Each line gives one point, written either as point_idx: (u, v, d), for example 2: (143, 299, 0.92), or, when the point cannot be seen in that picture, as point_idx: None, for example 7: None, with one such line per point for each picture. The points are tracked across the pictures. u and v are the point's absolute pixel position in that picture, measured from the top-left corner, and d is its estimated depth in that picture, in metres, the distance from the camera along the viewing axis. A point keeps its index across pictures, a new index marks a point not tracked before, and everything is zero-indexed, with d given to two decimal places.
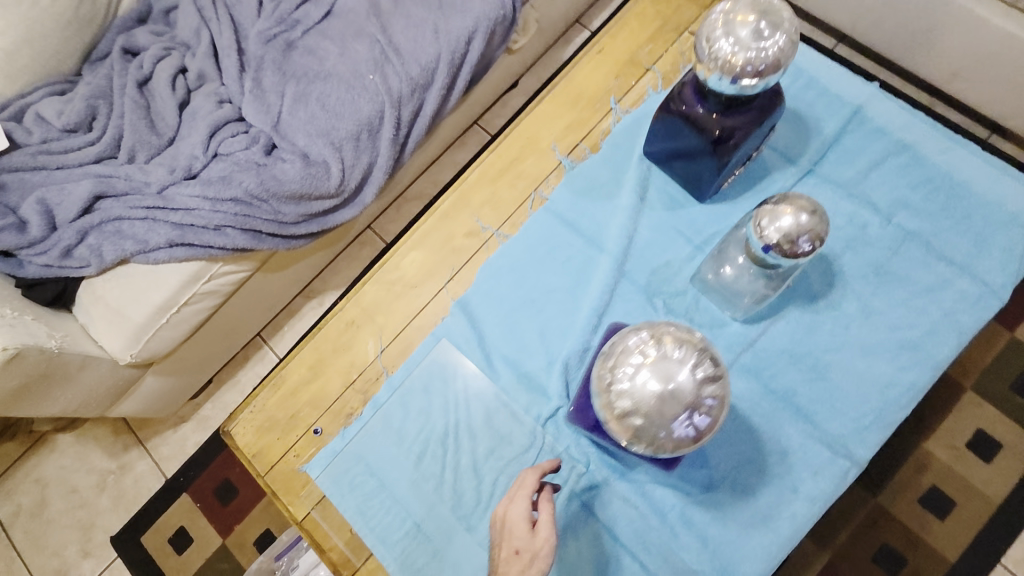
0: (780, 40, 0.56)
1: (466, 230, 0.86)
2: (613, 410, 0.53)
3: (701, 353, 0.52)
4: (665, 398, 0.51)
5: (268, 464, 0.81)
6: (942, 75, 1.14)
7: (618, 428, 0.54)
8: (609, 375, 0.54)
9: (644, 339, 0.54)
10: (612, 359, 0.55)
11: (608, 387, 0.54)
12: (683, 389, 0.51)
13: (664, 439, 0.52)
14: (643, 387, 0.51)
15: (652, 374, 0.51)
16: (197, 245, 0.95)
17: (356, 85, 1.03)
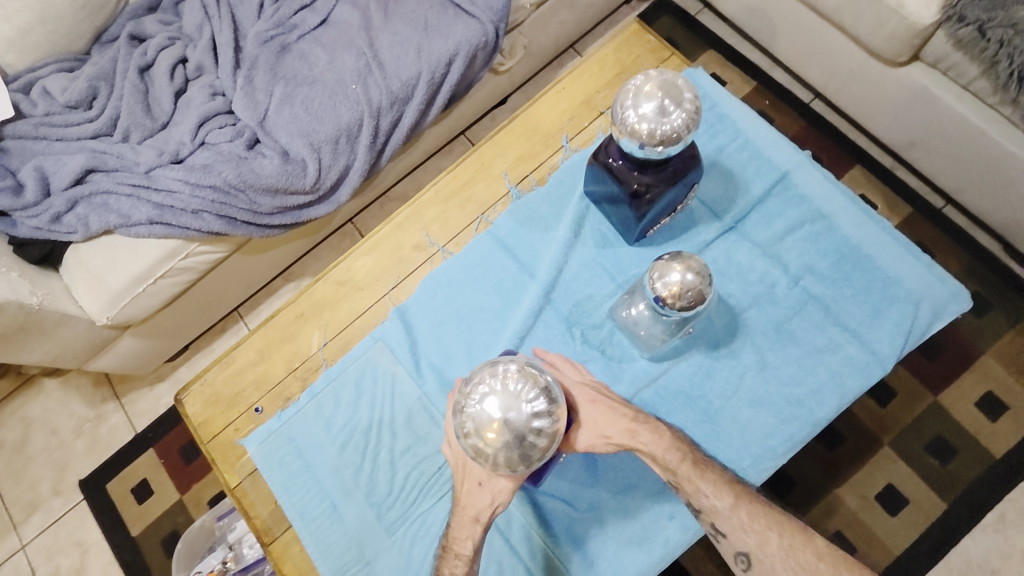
0: (681, 118, 0.62)
1: (414, 243, 0.93)
2: (462, 428, 0.61)
3: (540, 392, 0.60)
4: (501, 425, 0.59)
5: (212, 433, 0.89)
6: (901, 143, 1.19)
7: (465, 444, 0.62)
8: (463, 398, 0.62)
9: (497, 371, 0.62)
10: (467, 385, 0.62)
11: (460, 408, 0.62)
12: (515, 419, 0.59)
13: (499, 459, 0.60)
14: (483, 413, 0.60)
15: (493, 403, 0.60)
16: (174, 225, 1.04)
17: (339, 92, 1.10)
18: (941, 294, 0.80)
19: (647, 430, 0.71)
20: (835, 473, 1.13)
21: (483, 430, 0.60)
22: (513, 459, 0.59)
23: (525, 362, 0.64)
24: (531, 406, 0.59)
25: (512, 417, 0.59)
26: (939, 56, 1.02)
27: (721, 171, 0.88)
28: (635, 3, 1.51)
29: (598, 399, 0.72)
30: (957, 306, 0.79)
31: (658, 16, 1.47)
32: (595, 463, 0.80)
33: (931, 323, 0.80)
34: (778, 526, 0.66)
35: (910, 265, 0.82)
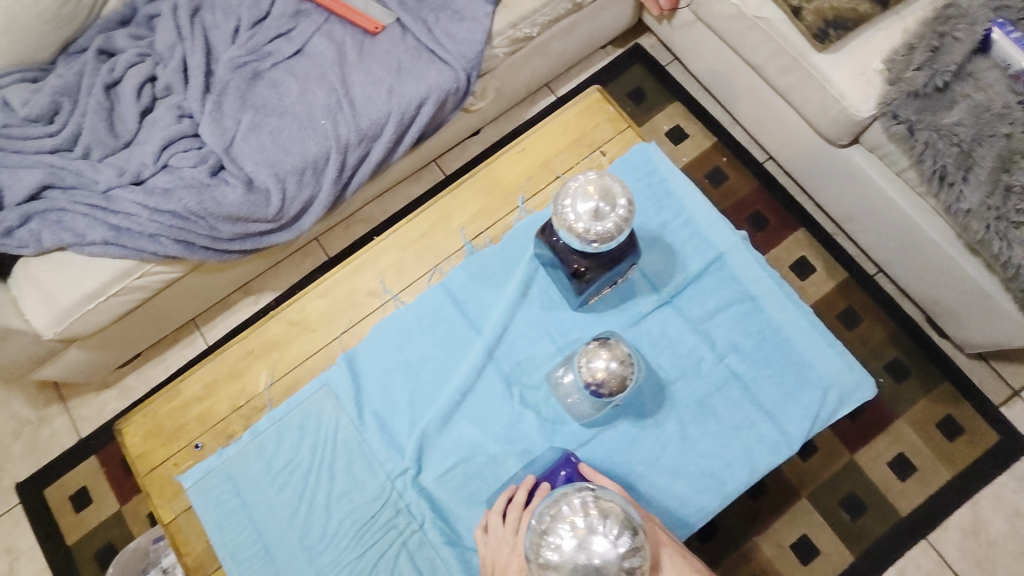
0: (614, 220, 0.68)
1: (368, 289, 0.96)
2: (539, 559, 0.65)
3: (623, 540, 0.63)
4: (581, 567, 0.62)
5: (149, 466, 0.92)
6: (840, 216, 1.28)
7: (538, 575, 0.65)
8: (541, 530, 0.66)
9: (569, 508, 0.66)
10: (550, 516, 0.66)
11: (540, 537, 0.65)
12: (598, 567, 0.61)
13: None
14: (566, 554, 0.63)
15: (575, 544, 0.63)
16: (130, 248, 1.04)
17: (308, 126, 1.11)
18: (848, 382, 0.88)
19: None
20: (755, 522, 1.21)
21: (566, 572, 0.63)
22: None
23: (603, 498, 0.67)
24: (615, 554, 0.62)
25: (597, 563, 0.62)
26: (875, 143, 1.08)
27: (662, 247, 0.94)
28: (611, 48, 1.54)
29: (677, 552, 0.72)
30: (861, 395, 0.87)
31: (630, 64, 1.52)
32: None
33: (836, 409, 0.87)
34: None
35: (824, 352, 0.89)
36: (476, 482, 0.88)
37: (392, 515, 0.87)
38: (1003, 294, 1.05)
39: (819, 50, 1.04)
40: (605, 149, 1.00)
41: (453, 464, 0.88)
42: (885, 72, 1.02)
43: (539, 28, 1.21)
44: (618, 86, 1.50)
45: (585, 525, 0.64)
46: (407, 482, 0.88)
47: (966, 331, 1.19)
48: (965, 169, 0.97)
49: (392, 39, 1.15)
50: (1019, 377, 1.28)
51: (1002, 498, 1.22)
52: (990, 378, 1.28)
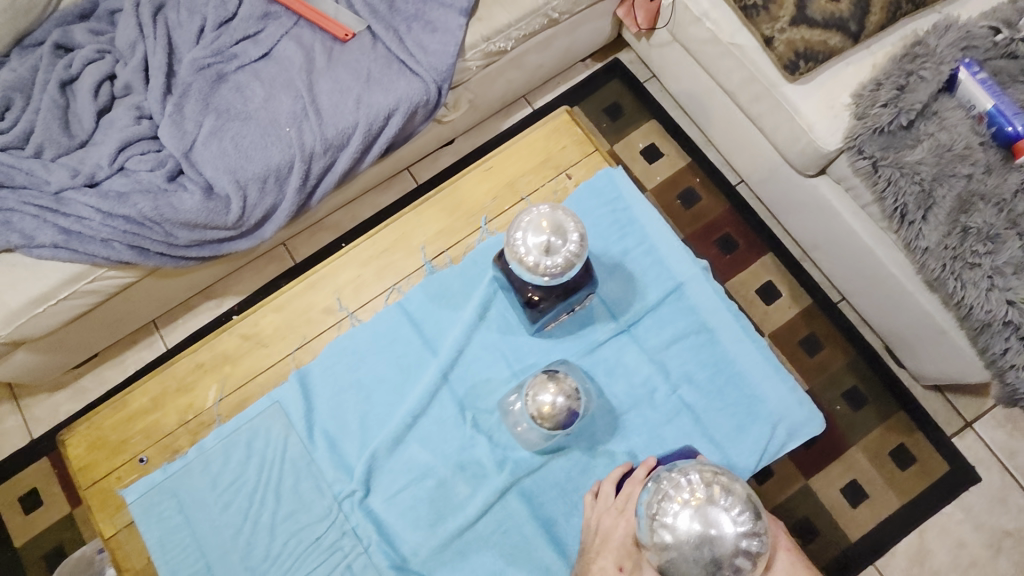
0: (565, 255, 0.67)
1: (324, 306, 0.94)
2: (654, 520, 0.67)
3: (742, 519, 0.65)
4: (694, 535, 0.64)
5: (91, 479, 0.89)
6: (807, 243, 1.29)
7: (648, 535, 0.67)
8: (655, 505, 0.68)
9: (682, 483, 0.68)
10: (663, 491, 0.68)
11: (655, 512, 0.68)
12: (713, 537, 0.63)
13: (680, 563, 0.64)
14: (682, 521, 0.65)
15: (692, 512, 0.65)
16: (81, 252, 1.01)
17: (272, 133, 1.08)
18: (798, 417, 0.88)
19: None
20: None
21: (680, 537, 0.65)
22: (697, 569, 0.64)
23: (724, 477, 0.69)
24: (733, 529, 0.64)
25: (713, 533, 0.64)
26: (841, 176, 1.08)
27: (623, 274, 0.94)
28: (589, 62, 1.53)
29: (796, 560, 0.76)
30: (810, 430, 0.87)
31: (607, 79, 1.51)
32: None
33: (785, 443, 0.88)
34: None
35: (777, 386, 0.90)
36: (424, 506, 0.86)
37: (338, 537, 0.85)
38: (957, 332, 1.07)
39: (789, 81, 1.04)
40: (570, 172, 0.99)
41: (402, 487, 0.87)
42: (852, 107, 1.02)
43: (513, 43, 1.20)
44: (595, 101, 1.49)
45: (704, 497, 0.66)
46: (355, 504, 0.86)
47: (924, 363, 1.20)
48: (925, 208, 0.98)
49: (362, 48, 1.13)
50: (970, 409, 1.31)
51: (947, 527, 1.25)
52: (943, 409, 1.31)
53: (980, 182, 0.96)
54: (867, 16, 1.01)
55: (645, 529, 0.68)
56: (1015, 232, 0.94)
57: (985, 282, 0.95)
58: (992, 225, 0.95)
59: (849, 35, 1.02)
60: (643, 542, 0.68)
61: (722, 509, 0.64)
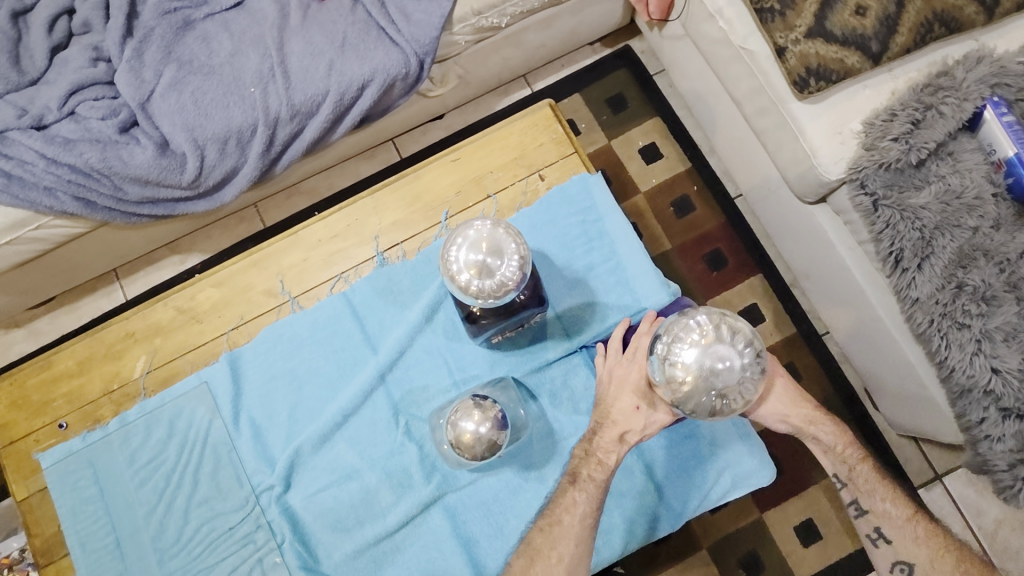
0: (500, 280, 0.61)
1: (265, 288, 0.89)
2: (666, 360, 0.63)
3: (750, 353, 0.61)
4: (703, 371, 0.61)
5: (9, 438, 0.86)
6: (798, 270, 1.21)
7: (661, 372, 0.64)
8: (665, 349, 0.64)
9: (691, 323, 0.64)
10: (671, 334, 0.64)
11: (666, 355, 0.63)
12: (721, 371, 0.60)
13: (688, 398, 0.62)
14: (690, 359, 0.62)
15: (701, 350, 0.61)
16: (22, 198, 0.96)
17: (234, 92, 1.01)
18: (746, 466, 0.83)
19: (825, 418, 0.81)
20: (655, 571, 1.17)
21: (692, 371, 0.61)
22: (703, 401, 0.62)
23: (732, 318, 0.64)
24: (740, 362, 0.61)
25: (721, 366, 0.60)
26: (841, 208, 0.99)
27: (584, 292, 0.87)
28: (599, 46, 1.41)
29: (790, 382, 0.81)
30: (755, 481, 0.82)
31: (616, 66, 1.39)
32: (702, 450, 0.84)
33: (727, 490, 0.83)
34: (918, 515, 0.79)
35: (729, 432, 0.84)
36: (344, 510, 0.83)
37: (252, 530, 0.82)
38: (937, 387, 0.99)
39: (798, 98, 0.95)
40: (543, 173, 0.92)
41: (323, 486, 0.84)
42: (862, 135, 0.93)
43: (509, 20, 1.10)
44: (599, 89, 1.37)
45: (712, 336, 0.62)
46: (273, 498, 0.83)
47: (899, 413, 1.14)
48: (921, 257, 0.91)
49: (340, 9, 1.04)
50: (944, 462, 1.24)
51: None
52: (915, 459, 1.24)
53: (986, 236, 0.89)
54: (892, 36, 0.92)
55: (659, 367, 0.65)
56: (1013, 295, 0.88)
57: (971, 346, 0.89)
58: (990, 284, 0.89)
59: (869, 55, 0.92)
60: (655, 379, 0.66)
61: (733, 345, 0.59)
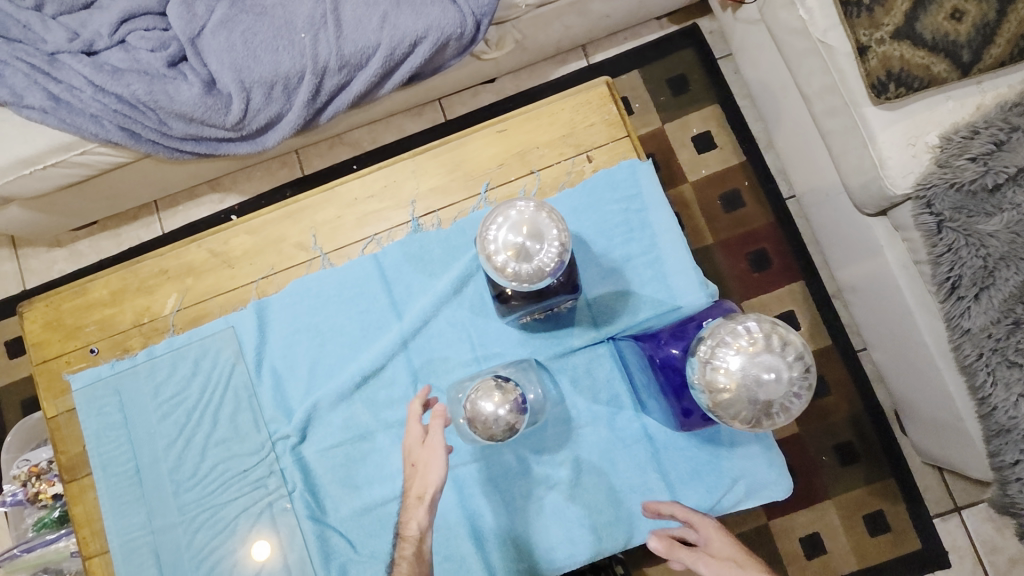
0: (539, 265, 0.59)
1: (299, 241, 0.89)
2: (708, 365, 0.49)
3: (809, 369, 0.46)
4: (751, 383, 0.47)
5: (43, 356, 0.89)
6: (844, 282, 1.17)
7: (701, 377, 0.50)
8: (706, 357, 0.50)
9: (736, 331, 0.49)
10: (713, 341, 0.50)
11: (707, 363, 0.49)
12: (773, 385, 0.46)
13: (728, 411, 0.49)
14: (736, 368, 0.47)
15: (749, 361, 0.47)
16: (69, 123, 0.96)
17: (285, 36, 0.98)
18: (763, 478, 0.81)
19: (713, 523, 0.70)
20: None
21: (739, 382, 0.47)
22: (749, 416, 0.48)
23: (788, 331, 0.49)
24: (797, 376, 0.46)
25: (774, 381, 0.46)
26: (901, 224, 0.94)
27: (617, 282, 0.85)
28: (665, 22, 1.34)
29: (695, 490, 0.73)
30: (771, 494, 0.80)
31: (679, 46, 1.32)
32: (722, 460, 0.81)
33: (741, 500, 0.81)
34: None
35: (750, 444, 0.81)
36: (354, 467, 0.84)
37: (265, 475, 0.84)
38: (973, 421, 0.95)
39: (873, 103, 0.89)
40: (591, 154, 0.88)
41: (337, 442, 0.85)
42: (936, 150, 0.87)
43: None
44: (659, 68, 1.31)
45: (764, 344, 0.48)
46: (288, 448, 0.85)
47: (927, 441, 1.11)
48: (981, 286, 0.86)
49: None
50: (966, 495, 1.20)
51: None
52: (936, 488, 1.21)
53: None
54: (987, 47, 0.84)
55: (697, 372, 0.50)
56: None
57: (1019, 387, 0.85)
58: None
59: (958, 64, 0.85)
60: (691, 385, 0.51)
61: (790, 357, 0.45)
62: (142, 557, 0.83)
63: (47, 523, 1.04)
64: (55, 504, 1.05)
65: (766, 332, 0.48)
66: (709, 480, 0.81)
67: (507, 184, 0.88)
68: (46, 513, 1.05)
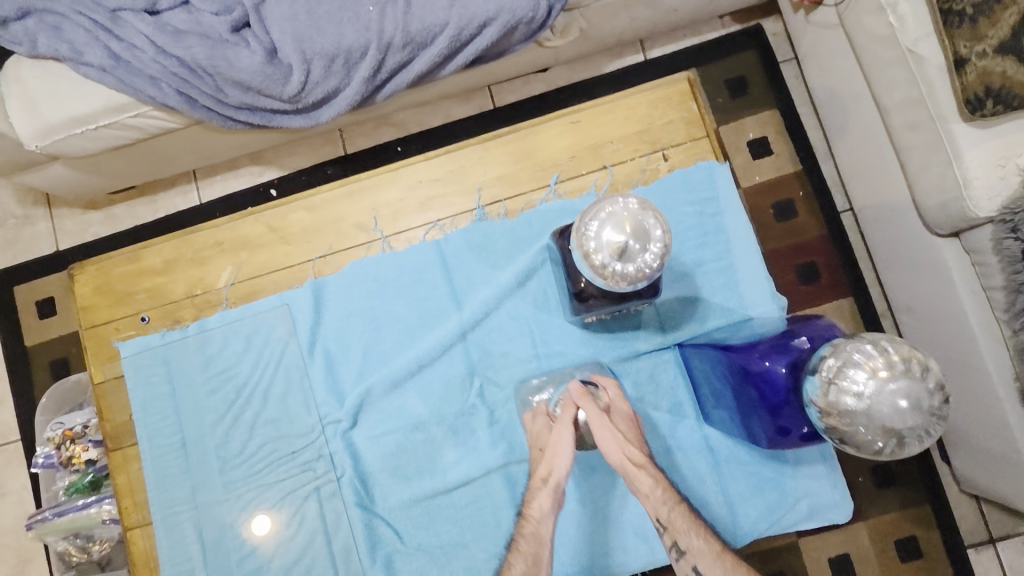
0: (640, 266, 0.57)
1: (358, 221, 0.86)
2: (830, 385, 0.54)
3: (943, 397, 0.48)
4: (876, 409, 0.50)
5: (91, 321, 0.87)
6: (899, 302, 1.14)
7: (821, 397, 0.55)
8: (830, 378, 0.54)
9: (861, 357, 0.52)
10: (838, 365, 0.53)
11: (831, 383, 0.54)
12: (900, 413, 0.49)
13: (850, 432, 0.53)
14: (862, 393, 0.51)
15: (875, 387, 0.50)
16: (127, 83, 0.93)
17: (350, 8, 0.93)
18: (824, 499, 0.80)
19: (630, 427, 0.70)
20: None
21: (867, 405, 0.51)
22: (874, 440, 0.52)
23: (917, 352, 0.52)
24: (929, 405, 0.49)
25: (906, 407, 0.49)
26: (976, 247, 0.91)
27: (687, 288, 0.83)
28: (728, 21, 1.29)
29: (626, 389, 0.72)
30: (832, 516, 0.80)
31: (741, 47, 1.27)
32: (784, 477, 0.81)
33: (802, 520, 0.80)
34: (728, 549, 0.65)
35: (814, 464, 0.81)
36: (405, 457, 0.83)
37: (313, 458, 0.83)
38: None
39: (963, 118, 0.85)
40: (667, 153, 0.85)
41: (388, 431, 0.84)
42: None
43: None
44: (718, 69, 1.27)
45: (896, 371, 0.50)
46: (338, 432, 0.84)
47: (973, 471, 1.08)
48: None
49: None
50: (1001, 527, 1.18)
51: None
52: (972, 518, 1.19)
53: None
54: None
55: (817, 391, 0.55)
56: None
57: None
58: None
59: None
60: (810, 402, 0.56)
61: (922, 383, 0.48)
62: (183, 531, 0.82)
63: (80, 487, 1.03)
64: (88, 468, 1.04)
65: (895, 356, 0.52)
66: (769, 496, 0.81)
67: (578, 178, 0.85)
68: (79, 478, 1.04)
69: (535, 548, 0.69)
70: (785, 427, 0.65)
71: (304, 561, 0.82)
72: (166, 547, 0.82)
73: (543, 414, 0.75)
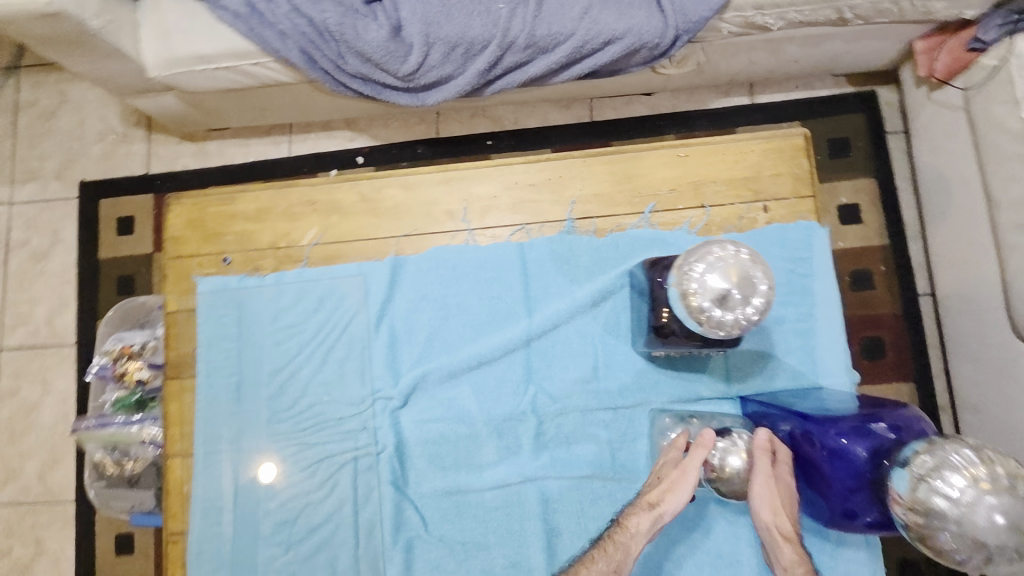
0: (737, 317, 0.63)
1: (448, 209, 0.87)
2: (921, 481, 0.56)
3: None
4: (967, 518, 0.52)
5: (177, 252, 0.90)
6: (964, 399, 1.09)
7: (907, 492, 0.57)
8: (923, 476, 0.56)
9: (959, 464, 0.54)
10: (934, 466, 0.56)
11: (923, 481, 0.56)
12: (990, 528, 0.51)
13: (932, 535, 0.54)
14: (954, 498, 0.53)
15: (969, 497, 0.52)
16: (256, 34, 0.96)
17: (483, 3, 0.95)
18: None
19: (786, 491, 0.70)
20: None
21: (960, 511, 0.52)
22: (955, 549, 0.53)
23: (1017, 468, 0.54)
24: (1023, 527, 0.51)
25: (1002, 523, 0.51)
26: None
27: (762, 343, 0.82)
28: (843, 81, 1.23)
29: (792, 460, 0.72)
30: None
31: (852, 109, 1.21)
32: (820, 556, 0.79)
33: None
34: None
35: (854, 552, 0.78)
36: (446, 447, 0.84)
37: (358, 428, 0.85)
38: None
39: None
40: (768, 206, 0.84)
41: (435, 418, 0.85)
42: None
43: (781, 25, 0.96)
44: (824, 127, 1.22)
45: (992, 486, 0.52)
46: (387, 409, 0.85)
47: None
48: None
49: None
50: None
51: None
52: None
53: None
54: None
55: (905, 486, 0.57)
56: None
57: None
58: None
59: None
60: (894, 496, 0.58)
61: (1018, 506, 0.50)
62: (220, 471, 0.84)
63: (125, 404, 1.06)
64: (138, 388, 1.07)
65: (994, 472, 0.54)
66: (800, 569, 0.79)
67: (675, 211, 0.84)
68: (127, 395, 1.07)
69: (621, 557, 0.69)
70: (851, 512, 0.67)
71: (329, 525, 0.84)
72: (201, 484, 0.83)
73: (679, 445, 0.75)
